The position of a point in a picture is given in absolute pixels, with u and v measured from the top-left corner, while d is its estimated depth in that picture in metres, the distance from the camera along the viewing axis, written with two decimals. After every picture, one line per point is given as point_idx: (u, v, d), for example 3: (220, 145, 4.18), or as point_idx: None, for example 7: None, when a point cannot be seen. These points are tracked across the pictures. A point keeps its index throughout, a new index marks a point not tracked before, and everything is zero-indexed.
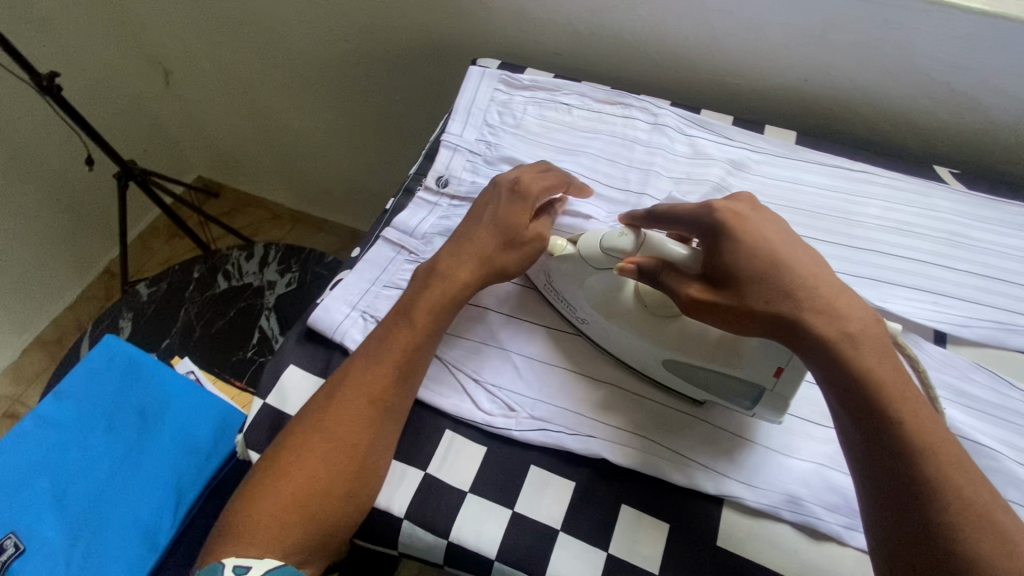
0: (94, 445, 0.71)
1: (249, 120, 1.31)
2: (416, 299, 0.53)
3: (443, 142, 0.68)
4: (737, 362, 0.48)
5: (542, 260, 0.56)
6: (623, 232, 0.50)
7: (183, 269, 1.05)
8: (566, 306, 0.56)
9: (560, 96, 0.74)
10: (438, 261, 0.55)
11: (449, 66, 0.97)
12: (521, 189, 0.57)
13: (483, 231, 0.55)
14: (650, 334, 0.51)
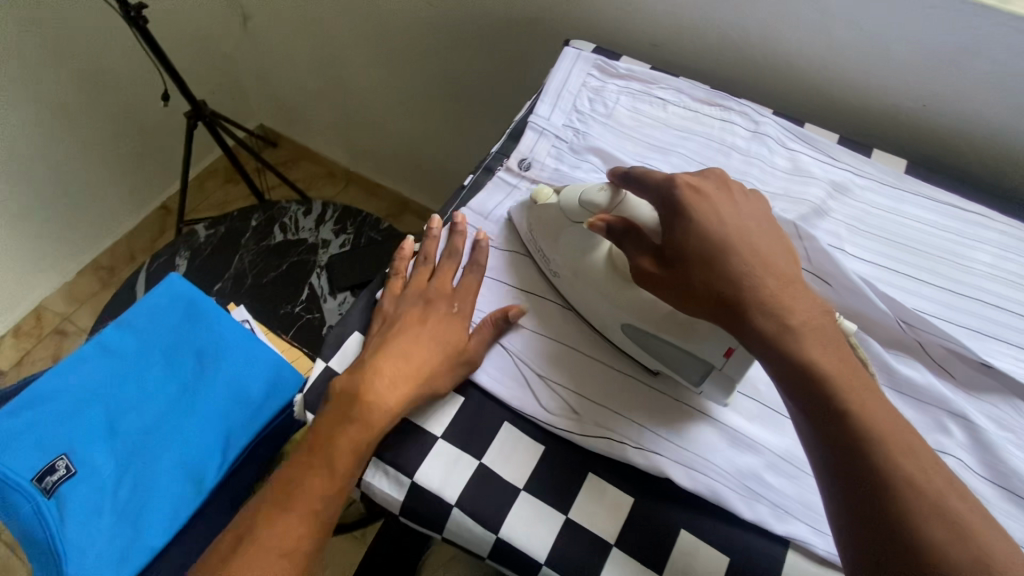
0: (152, 380, 0.62)
1: (320, 76, 1.38)
2: (335, 429, 0.46)
3: (529, 123, 0.65)
4: (694, 335, 0.48)
5: (526, 206, 0.58)
6: (602, 188, 0.52)
7: (242, 217, 1.09)
8: (541, 259, 0.57)
9: (656, 90, 0.71)
10: (361, 382, 0.47)
11: (521, 51, 0.97)
12: (457, 310, 0.54)
13: (415, 351, 0.50)
14: (613, 296, 0.52)
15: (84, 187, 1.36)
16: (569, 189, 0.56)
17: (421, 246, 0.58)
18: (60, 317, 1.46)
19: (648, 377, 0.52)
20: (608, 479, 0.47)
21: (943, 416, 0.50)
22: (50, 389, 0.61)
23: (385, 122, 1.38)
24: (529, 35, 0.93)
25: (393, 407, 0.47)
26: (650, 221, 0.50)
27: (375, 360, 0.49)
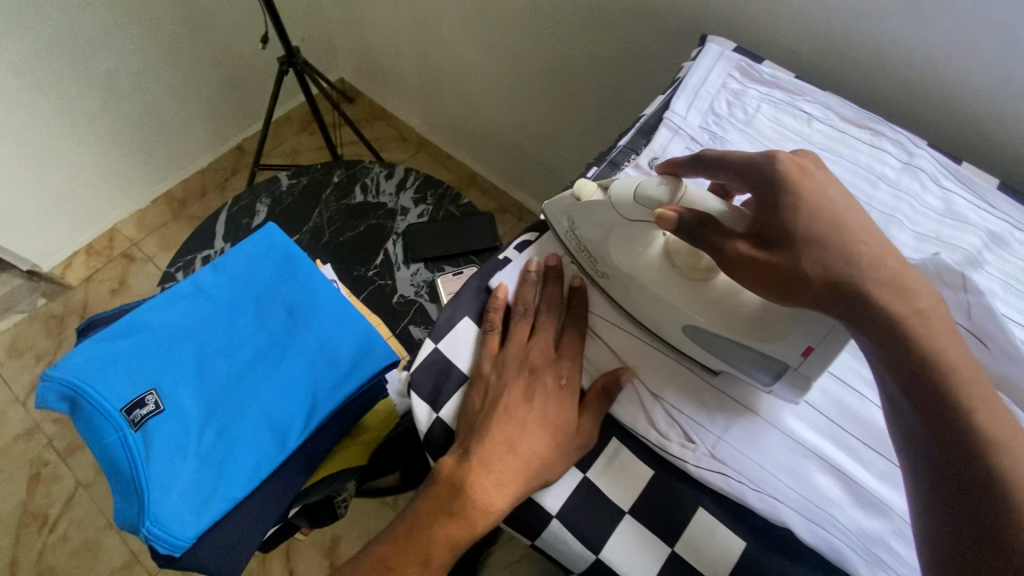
0: (242, 328, 0.62)
1: (414, 37, 1.35)
2: (435, 519, 0.44)
3: (663, 121, 0.61)
4: (771, 334, 0.45)
5: (564, 202, 0.53)
6: (661, 182, 0.47)
7: (326, 171, 1.08)
8: (583, 253, 0.53)
9: (802, 102, 0.65)
10: (466, 476, 0.43)
11: (637, 41, 0.92)
12: (565, 382, 0.48)
13: (524, 441, 0.44)
14: (677, 294, 0.49)
15: (166, 114, 1.38)
16: (616, 184, 0.50)
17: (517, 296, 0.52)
18: (129, 242, 1.49)
19: (707, 376, 0.49)
20: (719, 516, 0.44)
21: None
22: (146, 321, 0.61)
23: (470, 91, 1.35)
24: (650, 22, 0.88)
25: (497, 511, 0.42)
26: (724, 210, 0.45)
27: (479, 450, 0.44)
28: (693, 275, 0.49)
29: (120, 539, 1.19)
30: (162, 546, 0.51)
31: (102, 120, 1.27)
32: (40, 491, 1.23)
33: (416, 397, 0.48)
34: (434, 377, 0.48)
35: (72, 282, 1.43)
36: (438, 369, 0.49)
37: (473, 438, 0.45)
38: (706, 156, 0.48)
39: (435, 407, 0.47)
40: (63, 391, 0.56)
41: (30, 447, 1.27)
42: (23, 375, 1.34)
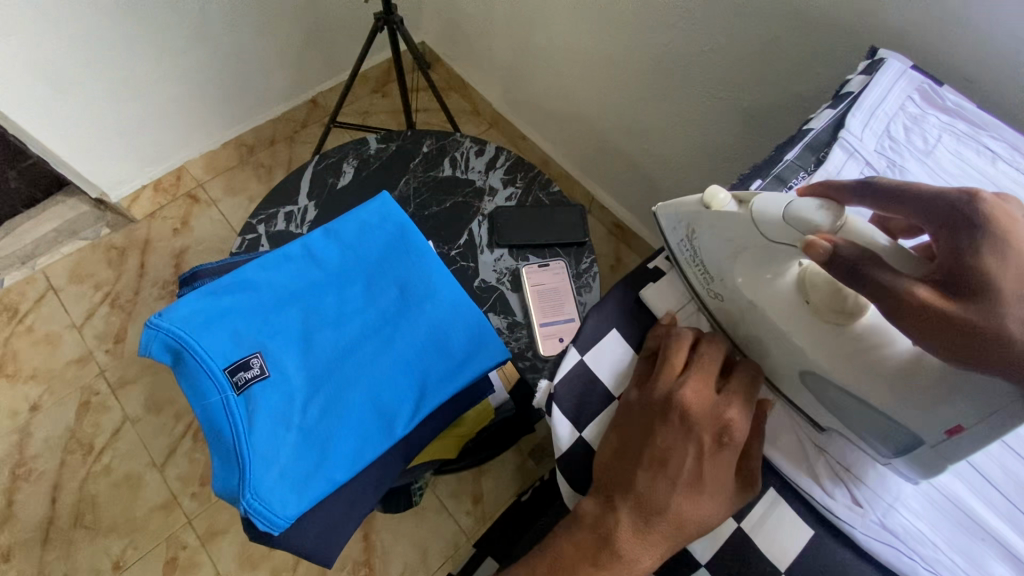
0: (351, 302, 0.58)
1: (514, 10, 1.29)
2: (580, 567, 0.39)
3: (838, 139, 0.56)
4: (914, 404, 0.39)
5: (687, 210, 0.48)
6: (821, 205, 0.40)
7: (416, 138, 1.04)
8: (699, 270, 0.49)
9: (987, 138, 0.58)
10: (613, 528, 0.39)
11: (778, 41, 0.85)
12: (724, 436, 0.39)
13: (678, 504, 0.38)
14: (806, 338, 0.43)
15: (250, 58, 1.34)
16: (755, 200, 0.43)
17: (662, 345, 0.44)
18: (196, 182, 1.47)
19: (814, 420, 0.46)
20: None
21: None
22: (253, 279, 0.58)
23: (565, 73, 1.29)
24: (800, 28, 0.81)
25: (645, 569, 0.39)
26: (892, 252, 0.37)
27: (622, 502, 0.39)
28: (825, 316, 0.43)
29: (161, 477, 1.19)
30: (261, 523, 0.48)
31: (190, 57, 1.25)
32: (88, 419, 1.24)
33: (556, 411, 0.44)
34: (578, 389, 0.44)
35: (136, 215, 1.42)
36: (582, 384, 0.45)
37: (622, 485, 0.40)
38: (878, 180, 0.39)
39: (578, 425, 0.44)
40: (168, 343, 0.53)
41: (82, 374, 1.28)
42: (81, 301, 1.34)
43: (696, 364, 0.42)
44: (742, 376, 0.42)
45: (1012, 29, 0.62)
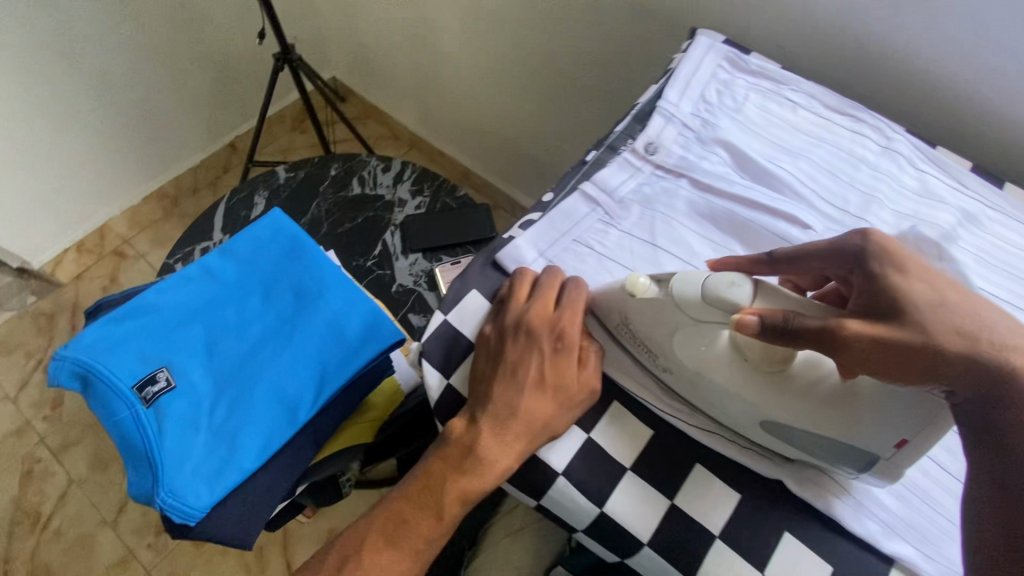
0: (251, 310, 0.63)
1: (408, 36, 1.37)
2: (449, 476, 0.47)
3: (657, 108, 0.64)
4: (864, 426, 0.43)
5: (613, 294, 0.49)
6: (732, 280, 0.43)
7: (323, 164, 1.10)
8: (643, 352, 0.50)
9: (787, 91, 0.68)
10: (476, 437, 0.46)
11: (634, 32, 0.95)
12: (561, 343, 0.48)
13: (528, 405, 0.46)
14: (764, 398, 0.46)
15: (159, 111, 1.38)
16: (676, 279, 0.46)
17: (512, 288, 0.51)
18: (121, 239, 1.48)
19: (780, 459, 0.48)
20: (718, 474, 0.48)
21: None
22: (153, 302, 0.62)
23: (466, 87, 1.36)
24: (648, 18, 0.91)
25: (505, 471, 0.45)
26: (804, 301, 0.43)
27: (483, 418, 0.46)
28: (768, 369, 0.45)
29: (115, 535, 1.18)
30: (177, 516, 0.52)
31: (96, 117, 1.27)
32: (32, 488, 1.22)
33: (427, 365, 0.50)
34: (444, 345, 0.50)
35: (62, 279, 1.42)
36: (446, 340, 0.51)
37: (479, 402, 0.47)
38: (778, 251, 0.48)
39: (445, 374, 0.50)
40: (75, 370, 0.57)
41: (22, 444, 1.26)
42: (13, 372, 1.33)
43: (538, 291, 0.50)
44: (575, 286, 0.50)
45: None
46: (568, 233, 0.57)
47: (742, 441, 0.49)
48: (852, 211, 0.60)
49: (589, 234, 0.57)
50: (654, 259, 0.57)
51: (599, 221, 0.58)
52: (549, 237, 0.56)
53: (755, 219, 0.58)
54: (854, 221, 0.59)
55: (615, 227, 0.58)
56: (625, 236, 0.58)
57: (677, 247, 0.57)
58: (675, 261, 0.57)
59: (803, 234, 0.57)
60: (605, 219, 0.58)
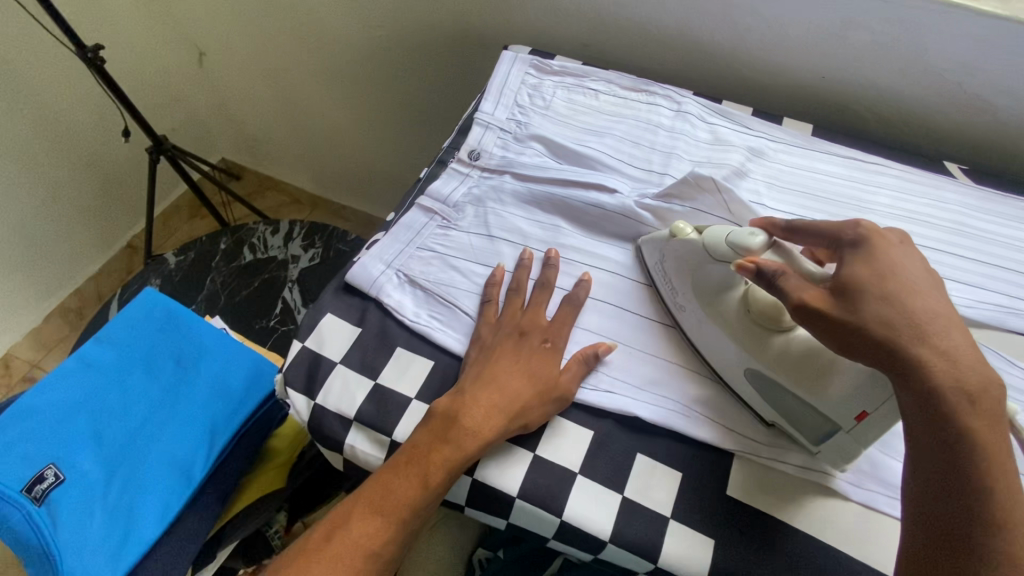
0: (134, 389, 0.65)
1: (280, 106, 1.41)
2: (433, 447, 0.47)
3: (475, 120, 0.73)
4: (826, 391, 0.45)
5: (659, 240, 0.57)
6: (753, 232, 0.48)
7: (211, 240, 1.14)
8: (668, 293, 0.56)
9: (589, 83, 0.78)
10: (464, 404, 0.49)
11: (473, 59, 1.03)
12: (551, 342, 0.54)
13: (510, 379, 0.51)
14: (749, 347, 0.49)
15: (43, 230, 1.35)
16: (713, 229, 0.52)
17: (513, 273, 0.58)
18: (29, 364, 1.43)
19: (759, 425, 0.51)
20: (573, 418, 0.52)
21: None
22: (32, 403, 0.61)
23: (344, 141, 1.41)
24: (479, 44, 1.00)
25: (488, 438, 0.48)
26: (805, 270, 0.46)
27: (474, 389, 0.50)
28: (765, 323, 0.49)
29: None
30: None
31: None
32: None
33: (294, 393, 0.53)
34: (305, 369, 0.54)
35: None
36: (307, 364, 0.54)
37: (468, 378, 0.51)
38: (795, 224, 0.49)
39: (311, 395, 0.53)
40: None
41: None
42: None
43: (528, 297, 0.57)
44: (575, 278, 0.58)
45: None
46: (411, 242, 0.62)
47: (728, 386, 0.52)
48: (656, 169, 0.69)
49: (429, 239, 0.62)
50: (492, 248, 0.62)
51: (438, 227, 0.63)
52: (393, 249, 0.61)
53: (571, 194, 0.65)
54: (658, 176, 0.68)
55: (452, 228, 0.63)
56: (463, 233, 0.63)
57: (510, 233, 0.63)
58: (511, 244, 0.62)
59: (611, 197, 0.64)
60: (443, 223, 0.64)
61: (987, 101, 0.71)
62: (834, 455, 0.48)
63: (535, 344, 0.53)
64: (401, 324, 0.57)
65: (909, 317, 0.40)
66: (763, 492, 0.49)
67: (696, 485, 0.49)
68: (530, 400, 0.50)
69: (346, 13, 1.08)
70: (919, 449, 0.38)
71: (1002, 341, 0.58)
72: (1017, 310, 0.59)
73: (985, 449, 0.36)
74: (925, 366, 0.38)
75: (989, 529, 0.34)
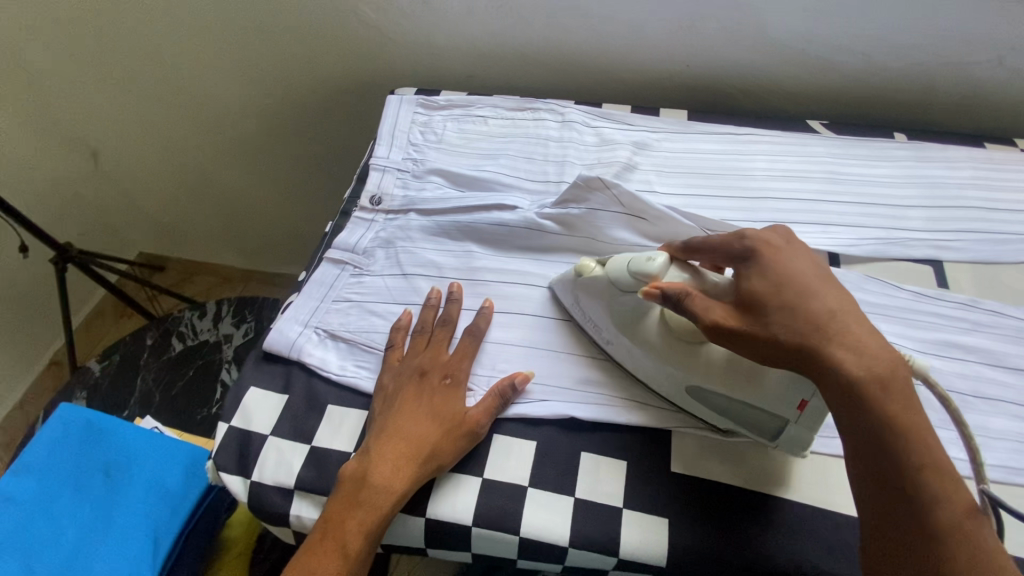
0: (61, 513, 0.62)
1: (190, 190, 1.37)
2: (346, 514, 0.47)
3: (371, 166, 0.74)
4: (762, 389, 0.46)
5: (566, 281, 0.57)
6: (650, 256, 0.49)
7: (137, 338, 1.11)
8: (590, 327, 0.56)
9: (475, 110, 0.81)
10: (371, 465, 0.48)
11: (369, 106, 1.05)
12: (451, 378, 0.54)
13: (414, 425, 0.50)
14: (678, 360, 0.50)
15: None
16: (615, 259, 0.53)
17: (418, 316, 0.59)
18: None
19: (715, 433, 0.51)
20: (514, 434, 0.53)
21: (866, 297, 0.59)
22: None
23: (261, 211, 1.39)
24: (371, 92, 1.02)
25: (401, 490, 0.48)
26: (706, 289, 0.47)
27: (378, 444, 0.49)
28: (687, 339, 0.50)
29: None
30: None
31: None
32: None
33: (228, 477, 0.52)
34: (235, 450, 0.53)
35: None
36: (237, 444, 0.53)
37: (375, 434, 0.50)
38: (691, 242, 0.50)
39: (245, 474, 0.52)
40: None
41: None
42: None
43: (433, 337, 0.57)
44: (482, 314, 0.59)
45: (463, 32, 0.86)
46: (326, 297, 0.62)
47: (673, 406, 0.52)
48: (552, 179, 0.72)
49: (344, 290, 0.62)
50: (408, 286, 0.62)
51: (351, 275, 0.64)
52: (309, 308, 0.61)
53: (475, 218, 0.67)
54: (555, 185, 0.71)
55: (365, 274, 0.64)
56: (377, 277, 0.63)
57: (423, 267, 0.64)
58: (427, 279, 0.63)
59: (513, 214, 0.66)
60: (356, 271, 0.64)
61: (830, 61, 0.78)
62: (791, 445, 0.49)
63: (440, 380, 0.54)
64: (327, 380, 0.56)
65: (813, 316, 0.41)
66: (705, 460, 0.51)
67: (643, 469, 0.50)
68: (435, 442, 0.50)
69: (236, 86, 1.08)
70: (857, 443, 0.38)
71: (888, 270, 0.63)
72: (894, 239, 0.64)
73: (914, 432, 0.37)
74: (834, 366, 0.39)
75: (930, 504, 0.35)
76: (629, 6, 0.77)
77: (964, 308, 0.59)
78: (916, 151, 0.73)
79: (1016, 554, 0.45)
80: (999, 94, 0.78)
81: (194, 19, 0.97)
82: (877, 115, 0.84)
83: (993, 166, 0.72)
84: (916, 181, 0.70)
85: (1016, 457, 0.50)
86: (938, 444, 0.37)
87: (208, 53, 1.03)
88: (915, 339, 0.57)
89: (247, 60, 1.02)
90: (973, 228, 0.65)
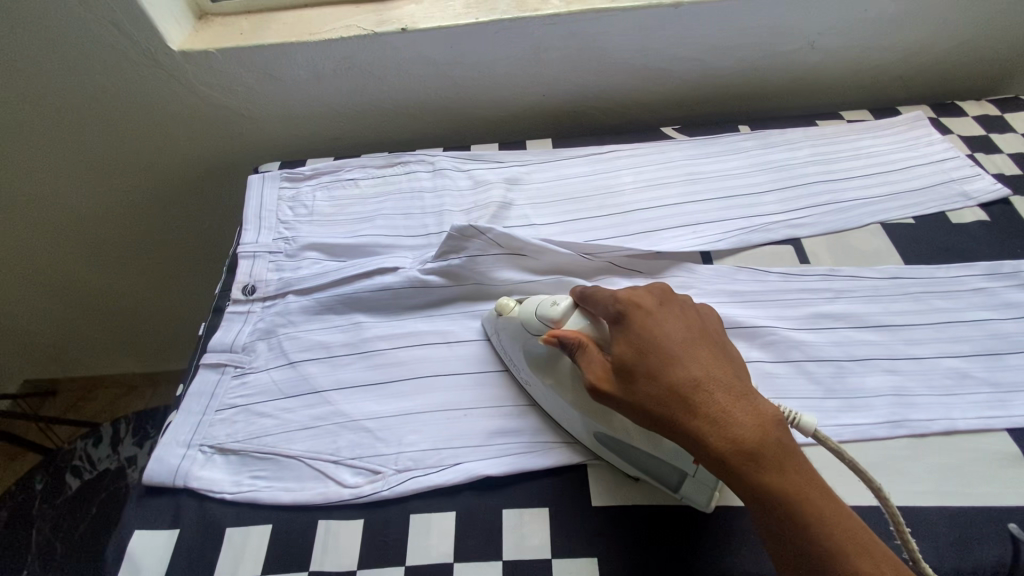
0: None
1: (63, 305, 1.24)
2: None
3: (239, 255, 0.70)
4: (662, 442, 0.46)
5: (492, 319, 0.58)
6: (556, 301, 0.51)
7: (23, 485, 1.01)
8: (512, 365, 0.56)
9: (345, 174, 0.80)
10: None
11: (242, 183, 1.01)
12: None
13: None
14: (585, 406, 0.48)
15: None
16: (530, 300, 0.54)
17: None
18: None
19: (627, 479, 0.51)
20: (432, 508, 0.50)
21: (739, 289, 0.63)
22: None
23: (155, 306, 1.30)
24: (241, 170, 0.98)
25: None
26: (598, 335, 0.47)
27: None
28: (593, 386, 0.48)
29: None
30: None
31: None
32: None
33: None
34: None
35: None
36: None
37: None
38: (588, 288, 0.50)
39: None
40: None
41: None
42: None
43: None
44: None
45: (319, 97, 0.85)
46: (208, 408, 0.57)
47: (589, 449, 0.51)
48: (432, 230, 0.72)
49: (227, 396, 0.58)
50: (297, 375, 0.59)
51: (234, 377, 0.59)
52: (190, 425, 0.56)
53: (357, 288, 0.64)
54: (436, 236, 0.71)
55: (249, 372, 0.60)
56: (261, 372, 0.60)
57: (311, 351, 0.60)
58: (317, 362, 0.60)
59: (395, 275, 0.64)
60: (238, 371, 0.60)
61: (671, 71, 0.84)
62: (694, 496, 0.47)
63: None
64: (223, 501, 0.52)
65: (676, 387, 0.41)
66: (624, 488, 0.50)
67: (566, 513, 0.50)
68: None
69: (89, 190, 0.99)
70: (752, 510, 0.38)
71: (755, 256, 0.67)
72: (755, 227, 0.68)
73: (789, 492, 0.37)
74: (706, 440, 0.39)
75: (827, 562, 0.35)
76: (476, 51, 0.79)
77: (825, 278, 0.63)
78: (760, 138, 0.79)
79: (912, 503, 0.49)
80: (819, 74, 0.86)
81: (14, 132, 0.87)
82: (723, 109, 0.91)
83: (827, 140, 0.79)
84: (765, 166, 0.76)
85: (896, 409, 0.53)
86: (818, 496, 0.37)
87: (43, 162, 0.93)
88: (789, 318, 0.60)
89: (95, 160, 0.94)
90: (821, 202, 0.71)
